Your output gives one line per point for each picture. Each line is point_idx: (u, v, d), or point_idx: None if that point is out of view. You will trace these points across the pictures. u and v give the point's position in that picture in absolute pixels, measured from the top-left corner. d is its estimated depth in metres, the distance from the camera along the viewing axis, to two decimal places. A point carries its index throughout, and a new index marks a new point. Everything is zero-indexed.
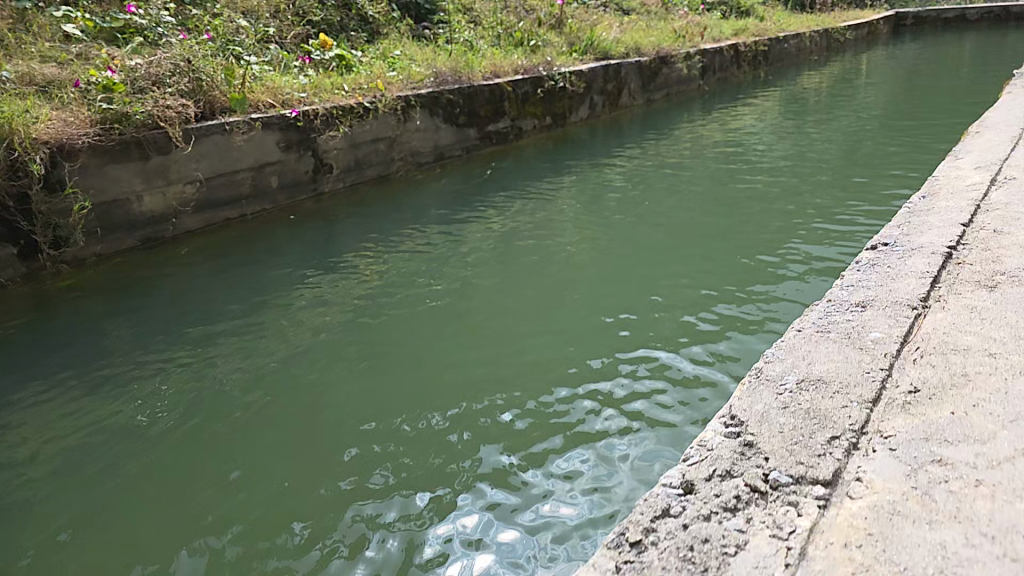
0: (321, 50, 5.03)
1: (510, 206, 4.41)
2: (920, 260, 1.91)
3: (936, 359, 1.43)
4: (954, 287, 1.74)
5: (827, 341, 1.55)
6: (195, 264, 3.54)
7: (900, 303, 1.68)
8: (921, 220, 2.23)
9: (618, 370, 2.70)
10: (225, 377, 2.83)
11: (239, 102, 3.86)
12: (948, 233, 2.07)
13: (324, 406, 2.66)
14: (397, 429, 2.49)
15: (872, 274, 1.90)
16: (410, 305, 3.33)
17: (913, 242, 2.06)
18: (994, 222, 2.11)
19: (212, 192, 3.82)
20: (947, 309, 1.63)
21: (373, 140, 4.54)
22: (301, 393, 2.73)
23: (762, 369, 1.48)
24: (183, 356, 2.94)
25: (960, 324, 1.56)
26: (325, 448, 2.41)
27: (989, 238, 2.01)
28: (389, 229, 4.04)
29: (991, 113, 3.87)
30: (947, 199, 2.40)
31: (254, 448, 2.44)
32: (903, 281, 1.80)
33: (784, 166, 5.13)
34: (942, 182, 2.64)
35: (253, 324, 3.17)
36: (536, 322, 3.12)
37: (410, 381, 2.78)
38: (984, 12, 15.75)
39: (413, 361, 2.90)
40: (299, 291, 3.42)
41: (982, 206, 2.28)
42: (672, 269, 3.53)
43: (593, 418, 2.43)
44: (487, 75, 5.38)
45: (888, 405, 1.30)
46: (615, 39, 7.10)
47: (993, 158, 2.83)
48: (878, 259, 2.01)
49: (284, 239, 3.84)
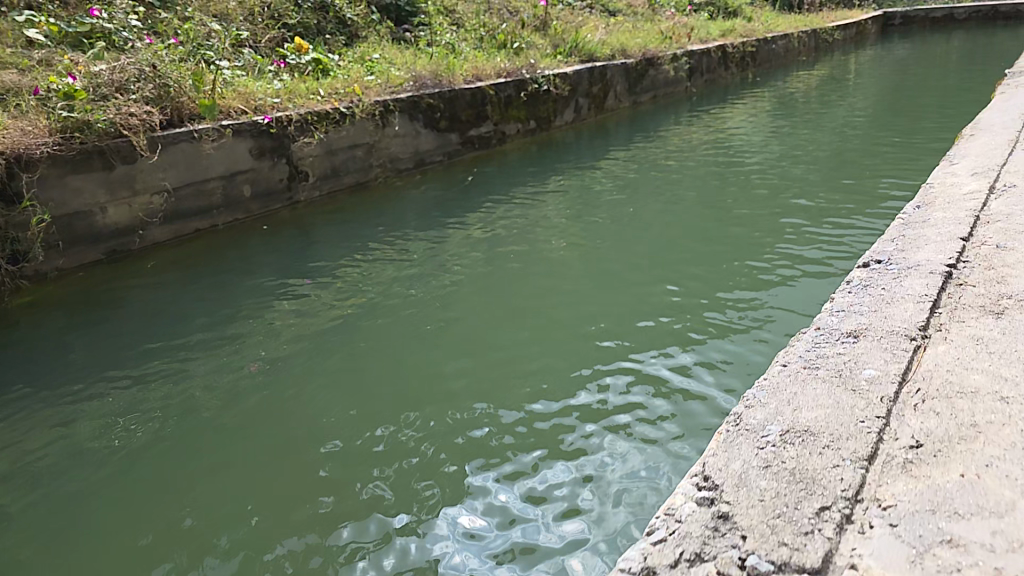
0: (297, 54, 4.90)
1: (493, 212, 4.31)
2: (918, 281, 1.82)
3: (939, 404, 1.33)
4: (955, 312, 1.65)
5: (814, 382, 1.45)
6: (165, 276, 3.41)
7: (897, 333, 1.58)
8: (918, 234, 2.15)
9: (602, 382, 2.59)
10: (191, 393, 2.69)
11: (208, 109, 3.74)
12: (947, 249, 1.98)
13: (291, 425, 2.52)
14: (367, 444, 2.38)
15: (866, 296, 1.81)
16: (388, 315, 3.21)
17: (909, 258, 1.97)
18: (995, 235, 2.02)
19: (181, 203, 3.69)
20: (950, 340, 1.53)
21: (351, 146, 4.42)
22: (267, 412, 2.59)
23: (742, 416, 1.38)
24: (149, 372, 2.80)
25: (965, 359, 1.46)
26: (287, 476, 2.26)
27: (992, 254, 1.92)
28: (369, 237, 3.92)
29: (986, 114, 3.80)
30: (945, 209, 2.32)
31: (209, 479, 2.27)
32: (899, 305, 1.71)
33: (772, 168, 5.05)
34: (937, 190, 2.55)
35: (222, 337, 3.04)
36: (516, 332, 3.01)
37: (384, 394, 2.66)
38: (972, 12, 15.80)
39: (388, 376, 2.78)
40: (271, 302, 3.29)
41: (981, 216, 2.20)
42: (659, 275, 3.42)
43: (573, 432, 2.31)
44: (469, 78, 5.27)
45: (886, 466, 1.19)
46: (600, 40, 7.02)
47: (990, 163, 2.75)
48: (872, 278, 1.92)
49: (257, 248, 3.71)
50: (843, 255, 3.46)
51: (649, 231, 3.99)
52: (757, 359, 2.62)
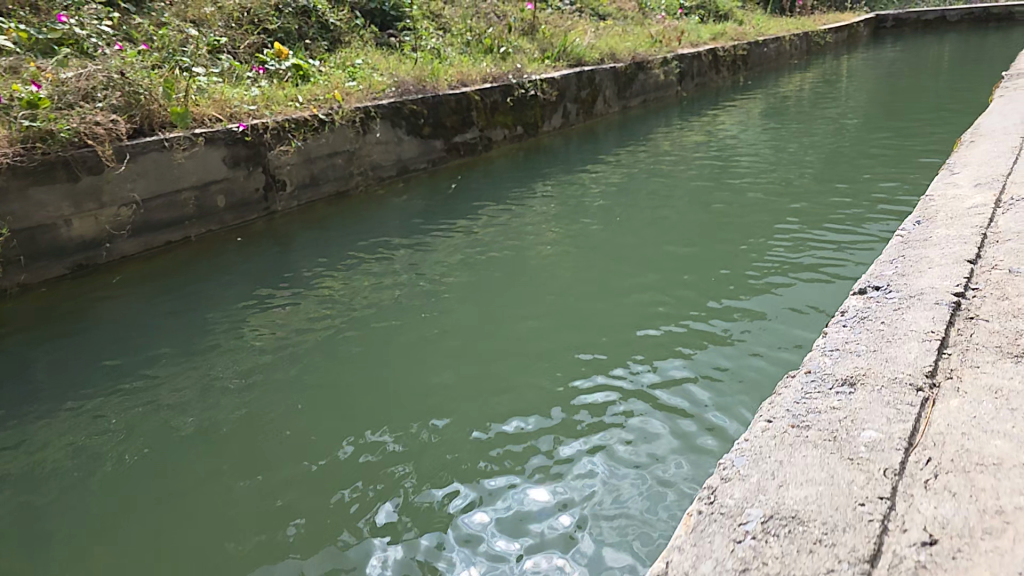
0: (277, 60, 4.80)
1: (477, 220, 4.19)
2: (922, 313, 1.65)
3: (956, 481, 1.12)
4: (966, 354, 1.48)
5: (804, 447, 1.24)
6: (134, 290, 3.28)
7: (899, 381, 1.40)
8: (920, 255, 2.02)
9: (585, 401, 2.44)
10: (152, 413, 2.56)
11: (180, 116, 3.61)
12: (953, 274, 1.84)
13: (255, 451, 2.35)
14: (330, 471, 2.22)
15: (863, 332, 1.65)
16: (363, 328, 3.07)
17: (911, 285, 1.83)
18: (1006, 258, 1.89)
19: (151, 214, 3.56)
20: (964, 394, 1.34)
21: (330, 154, 4.31)
22: (230, 436, 2.43)
23: (718, 492, 1.17)
24: (109, 392, 2.66)
25: (981, 420, 1.26)
26: (240, 515, 2.06)
27: (1004, 280, 1.77)
28: (348, 247, 3.80)
29: (984, 120, 3.71)
30: (949, 225, 2.21)
31: (153, 520, 2.07)
32: (901, 345, 1.53)
33: (764, 173, 4.95)
34: (939, 203, 2.45)
35: (189, 353, 2.90)
36: (496, 346, 2.88)
37: (352, 412, 2.53)
38: (964, 14, 15.81)
39: (360, 393, 2.63)
40: (242, 317, 3.16)
41: (989, 234, 2.07)
42: (646, 284, 3.31)
43: (541, 455, 2.17)
44: (454, 83, 5.17)
45: (893, 572, 0.97)
46: (589, 45, 6.93)
47: (993, 173, 2.65)
48: (869, 309, 1.77)
49: (231, 260, 3.59)
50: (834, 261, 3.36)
51: (636, 238, 3.88)
52: (741, 373, 2.50)
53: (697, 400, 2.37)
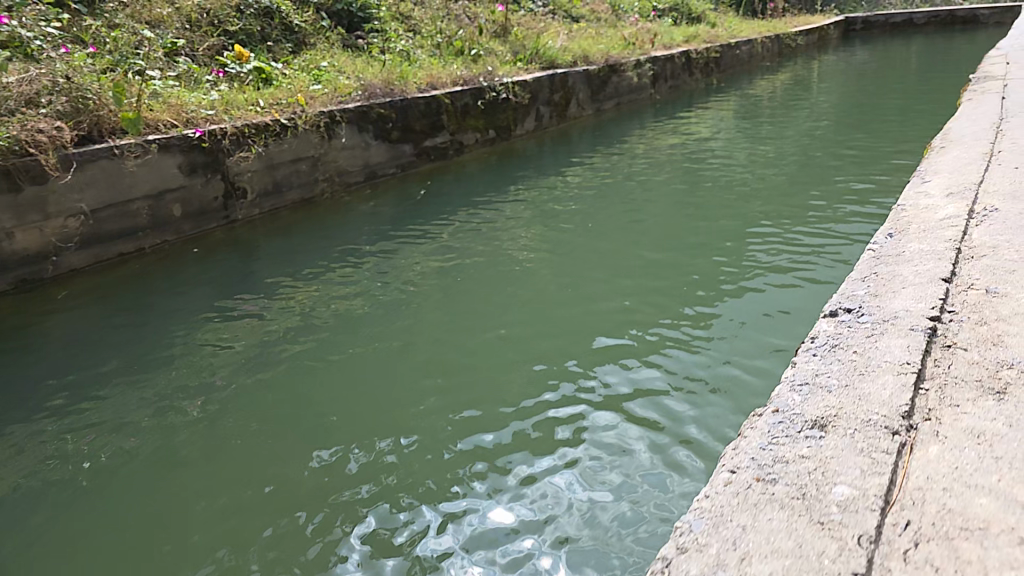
0: (238, 62, 4.65)
1: (447, 227, 4.10)
2: (898, 341, 1.48)
3: (939, 551, 0.96)
4: (945, 390, 1.31)
5: (770, 508, 1.08)
6: (84, 303, 3.12)
7: (873, 424, 1.23)
8: (893, 273, 1.85)
9: (553, 419, 2.34)
10: (97, 434, 2.42)
11: (131, 122, 3.45)
12: (928, 295, 1.68)
13: (205, 478, 2.21)
14: (286, 496, 2.10)
15: (835, 362, 1.47)
16: (324, 340, 2.96)
17: (884, 306, 1.66)
18: (982, 277, 1.73)
19: (101, 226, 3.40)
20: (944, 439, 1.18)
21: (293, 160, 4.18)
22: (179, 461, 2.29)
23: (672, 566, 1.00)
24: (50, 412, 2.50)
25: (964, 471, 1.11)
26: (184, 553, 1.92)
27: (983, 303, 1.61)
28: (312, 255, 3.68)
29: (953, 124, 3.74)
30: (921, 239, 2.06)
31: (83, 563, 1.91)
32: (875, 379, 1.36)
33: (737, 176, 4.95)
34: (910, 214, 2.32)
35: (139, 370, 2.75)
36: (463, 358, 2.78)
37: (310, 429, 2.41)
38: (930, 16, 16.17)
39: (317, 413, 2.50)
40: (198, 330, 3.01)
41: (964, 249, 1.93)
42: (616, 290, 3.26)
43: (520, 467, 2.11)
44: (423, 87, 5.08)
45: None
46: (562, 47, 6.91)
47: (964, 181, 2.57)
48: (842, 334, 1.58)
49: (189, 270, 3.45)
50: (806, 266, 3.34)
51: (608, 243, 3.83)
52: (715, 383, 2.45)
53: (672, 412, 2.30)
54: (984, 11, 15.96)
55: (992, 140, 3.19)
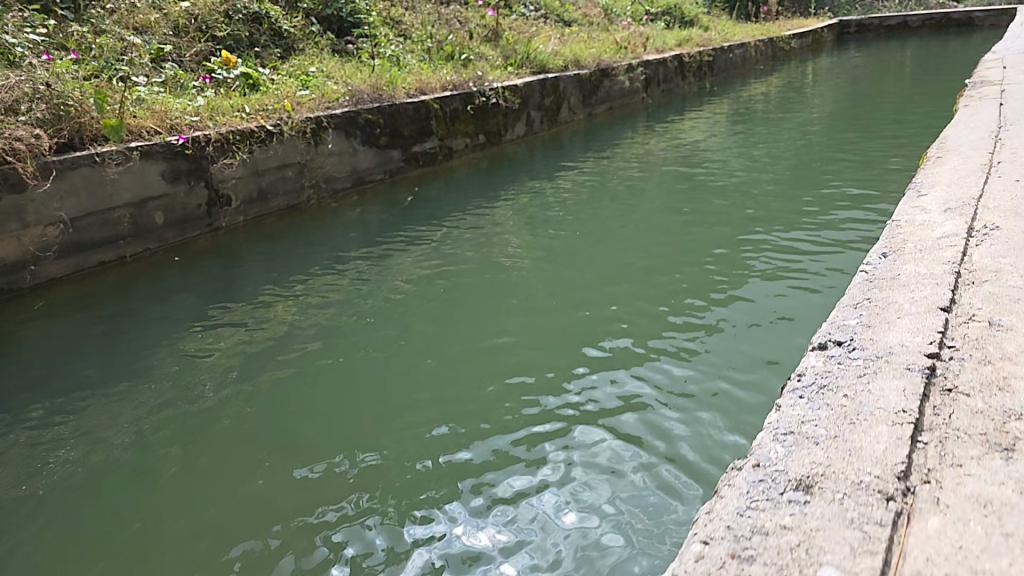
0: (225, 68, 4.63)
1: (435, 234, 4.05)
2: (891, 382, 1.31)
3: None
4: (946, 446, 1.13)
5: None
6: (63, 314, 3.08)
7: (865, 487, 1.06)
8: (888, 300, 1.68)
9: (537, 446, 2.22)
10: (67, 448, 2.36)
11: (113, 129, 3.43)
12: (925, 327, 1.50)
13: (176, 497, 2.14)
14: (263, 512, 2.04)
15: (824, 408, 1.29)
16: (303, 351, 2.90)
17: (877, 340, 1.49)
18: (985, 307, 1.56)
19: (81, 234, 3.36)
20: (947, 509, 1.00)
21: (279, 166, 4.15)
22: (152, 477, 2.23)
23: None
24: (19, 425, 2.44)
25: (969, 552, 0.93)
26: None
27: (988, 337, 1.43)
28: (297, 263, 3.63)
29: (950, 133, 3.69)
30: (918, 260, 1.91)
31: None
32: (866, 431, 1.19)
33: (728, 181, 4.92)
34: (906, 231, 2.20)
35: (115, 382, 2.69)
36: (445, 371, 2.72)
37: (279, 452, 2.31)
38: (926, 18, 16.16)
39: (291, 431, 2.41)
40: (177, 341, 2.96)
41: (963, 274, 1.77)
42: (603, 298, 3.22)
43: (499, 486, 2.04)
44: (412, 92, 5.04)
45: None
46: (553, 51, 6.89)
47: (963, 196, 2.47)
48: (831, 373, 1.41)
49: (171, 280, 3.41)
50: (797, 274, 3.30)
51: (597, 249, 3.79)
52: (706, 399, 2.38)
53: (662, 428, 2.24)
54: (979, 13, 15.99)
55: (991, 150, 3.14)
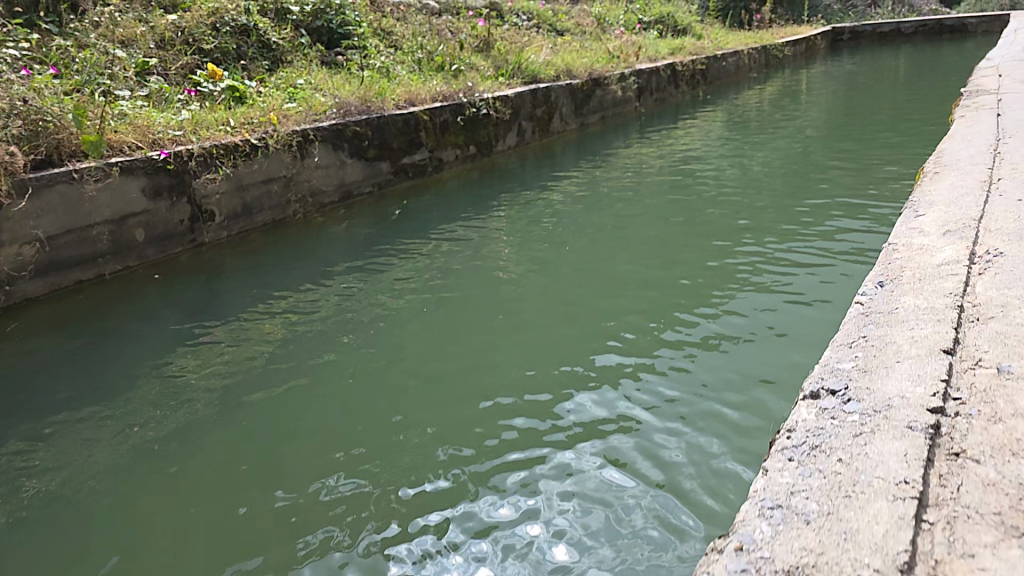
0: (211, 81, 4.59)
1: (423, 248, 3.97)
2: (891, 445, 1.22)
3: None
4: (955, 529, 1.03)
5: None
6: (38, 335, 2.99)
7: None
8: (886, 339, 1.60)
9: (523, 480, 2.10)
10: (31, 479, 2.24)
11: (92, 145, 3.37)
12: (926, 375, 1.42)
13: (137, 538, 2.01)
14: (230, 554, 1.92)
15: (816, 475, 1.19)
16: (283, 371, 2.81)
17: (875, 390, 1.40)
18: (991, 350, 1.48)
19: (59, 253, 3.28)
20: None
21: (264, 181, 4.09)
22: (117, 514, 2.10)
23: None
24: None
25: None
26: None
27: (997, 388, 1.35)
28: (282, 279, 3.56)
29: (948, 146, 3.64)
30: (918, 292, 1.84)
31: None
32: (863, 509, 1.08)
33: (721, 190, 4.87)
34: (904, 256, 2.13)
35: (88, 407, 2.60)
36: (429, 391, 2.63)
37: (250, 483, 2.20)
38: (919, 26, 16.24)
39: (266, 462, 2.29)
40: (154, 363, 2.86)
41: (967, 309, 1.69)
42: (593, 314, 3.14)
43: (476, 518, 1.96)
44: (401, 104, 5.00)
45: None
46: (545, 61, 6.87)
47: (963, 217, 2.41)
48: (825, 429, 1.31)
49: (152, 298, 3.33)
50: (792, 287, 3.23)
51: (587, 261, 3.72)
52: (700, 427, 2.28)
53: (657, 461, 2.13)
54: (972, 20, 16.06)
55: (991, 165, 3.08)
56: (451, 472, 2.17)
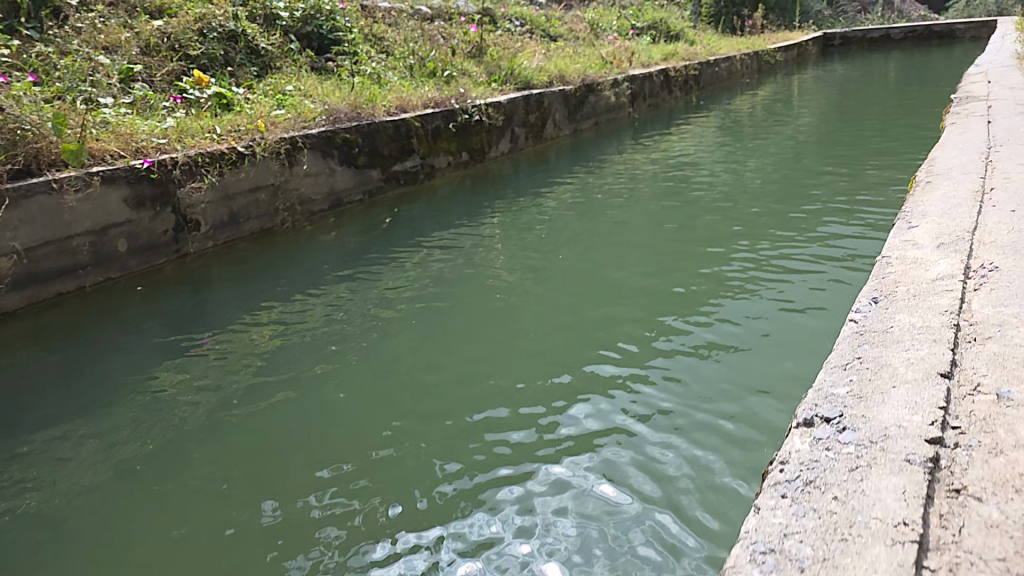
0: (197, 88, 4.52)
1: (413, 257, 3.91)
2: (889, 481, 1.16)
3: None
4: None
5: None
6: (14, 350, 2.90)
7: None
8: (881, 361, 1.55)
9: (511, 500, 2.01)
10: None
11: (72, 154, 3.28)
12: (924, 402, 1.37)
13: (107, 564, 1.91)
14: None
15: (811, 514, 1.13)
16: (267, 386, 2.72)
17: (871, 418, 1.35)
18: (990, 374, 1.43)
19: (37, 265, 3.18)
20: None
21: (251, 189, 4.01)
22: (88, 538, 2.01)
23: None
24: None
25: None
26: None
27: (997, 416, 1.30)
28: (268, 290, 3.48)
29: (940, 154, 3.62)
30: (913, 309, 1.80)
31: None
32: (861, 554, 1.03)
33: (715, 196, 4.84)
34: (899, 270, 2.09)
35: (62, 424, 2.50)
36: (418, 405, 2.55)
37: (227, 504, 2.10)
38: (908, 31, 16.42)
39: (245, 482, 2.20)
40: (134, 378, 2.77)
41: (963, 328, 1.65)
42: (586, 323, 3.08)
43: (462, 540, 1.88)
44: (392, 110, 4.94)
45: None
46: (538, 67, 6.84)
47: (957, 228, 2.38)
48: (820, 463, 1.25)
49: (133, 310, 3.24)
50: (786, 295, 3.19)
51: (581, 269, 3.67)
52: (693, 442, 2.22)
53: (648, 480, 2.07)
54: (961, 26, 16.25)
55: (983, 174, 3.06)
56: (437, 492, 2.09)
